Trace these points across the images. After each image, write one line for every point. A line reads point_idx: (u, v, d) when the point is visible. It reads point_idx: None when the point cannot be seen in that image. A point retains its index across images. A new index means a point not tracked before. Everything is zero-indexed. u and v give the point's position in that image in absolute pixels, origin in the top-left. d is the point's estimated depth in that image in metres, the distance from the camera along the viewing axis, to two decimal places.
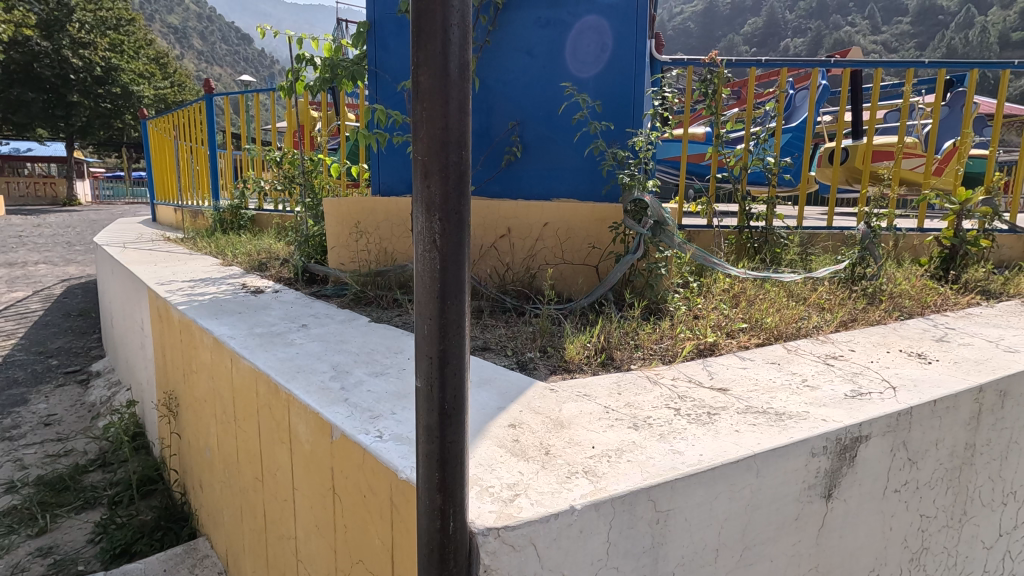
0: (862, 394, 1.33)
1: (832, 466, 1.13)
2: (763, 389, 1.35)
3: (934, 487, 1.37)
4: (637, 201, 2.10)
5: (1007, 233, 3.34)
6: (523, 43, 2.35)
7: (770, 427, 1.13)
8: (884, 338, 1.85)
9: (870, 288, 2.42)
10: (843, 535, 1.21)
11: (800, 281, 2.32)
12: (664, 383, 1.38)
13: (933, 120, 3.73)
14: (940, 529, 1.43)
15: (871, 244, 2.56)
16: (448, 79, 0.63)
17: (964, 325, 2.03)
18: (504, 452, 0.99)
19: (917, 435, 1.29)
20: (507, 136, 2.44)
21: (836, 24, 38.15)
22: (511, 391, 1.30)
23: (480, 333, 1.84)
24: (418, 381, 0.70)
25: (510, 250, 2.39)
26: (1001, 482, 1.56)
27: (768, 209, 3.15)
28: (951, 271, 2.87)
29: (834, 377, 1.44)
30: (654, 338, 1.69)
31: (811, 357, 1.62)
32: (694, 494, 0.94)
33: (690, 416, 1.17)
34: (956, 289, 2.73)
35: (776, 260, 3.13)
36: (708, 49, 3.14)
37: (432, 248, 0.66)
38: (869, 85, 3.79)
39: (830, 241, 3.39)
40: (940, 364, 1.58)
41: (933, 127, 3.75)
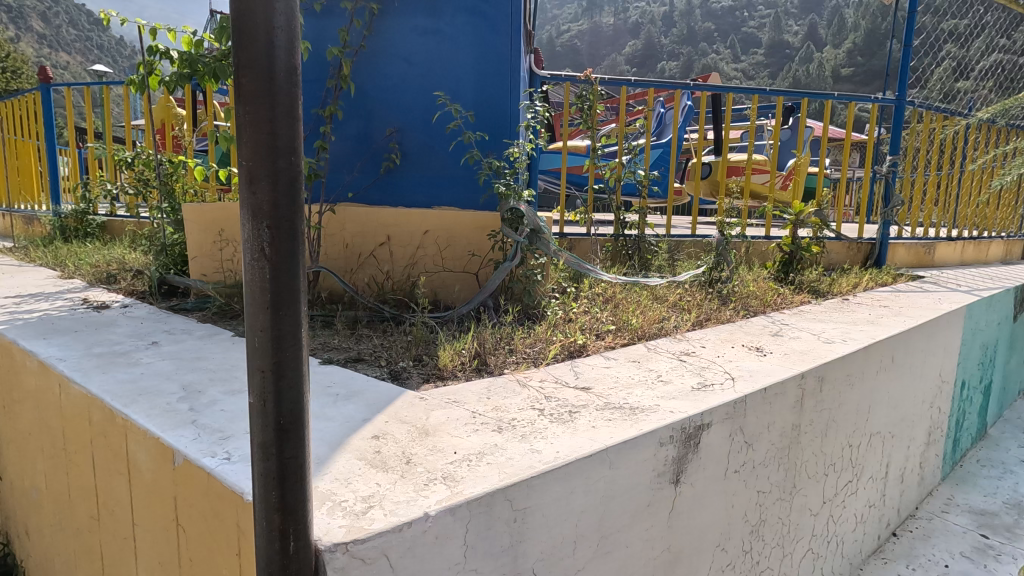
0: (706, 386, 1.47)
1: (678, 453, 1.24)
2: (622, 386, 1.45)
3: (768, 465, 1.54)
4: (513, 210, 2.17)
5: (834, 240, 3.88)
6: (400, 49, 2.33)
7: (624, 421, 1.21)
8: (731, 334, 2.06)
9: (723, 291, 2.69)
10: (692, 516, 1.32)
11: (664, 285, 2.54)
12: (532, 385, 1.43)
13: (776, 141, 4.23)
14: (775, 503, 1.62)
15: (723, 251, 2.84)
16: (274, 83, 0.61)
17: (795, 321, 2.32)
18: (364, 465, 0.98)
19: (752, 420, 1.45)
20: (385, 143, 2.40)
21: (703, 53, 42.17)
22: (379, 402, 1.28)
23: (354, 344, 1.79)
24: (251, 397, 0.66)
25: (389, 258, 2.35)
26: (823, 457, 1.81)
27: (640, 218, 3.40)
28: (790, 274, 3.26)
29: (685, 372, 1.58)
30: (527, 342, 1.75)
31: (668, 354, 1.76)
32: (551, 491, 0.98)
33: (552, 416, 1.22)
34: (792, 289, 3.12)
35: (647, 265, 3.38)
36: (583, 67, 3.33)
37: (261, 257, 0.63)
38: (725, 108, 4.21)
39: (693, 247, 3.71)
40: (773, 356, 1.79)
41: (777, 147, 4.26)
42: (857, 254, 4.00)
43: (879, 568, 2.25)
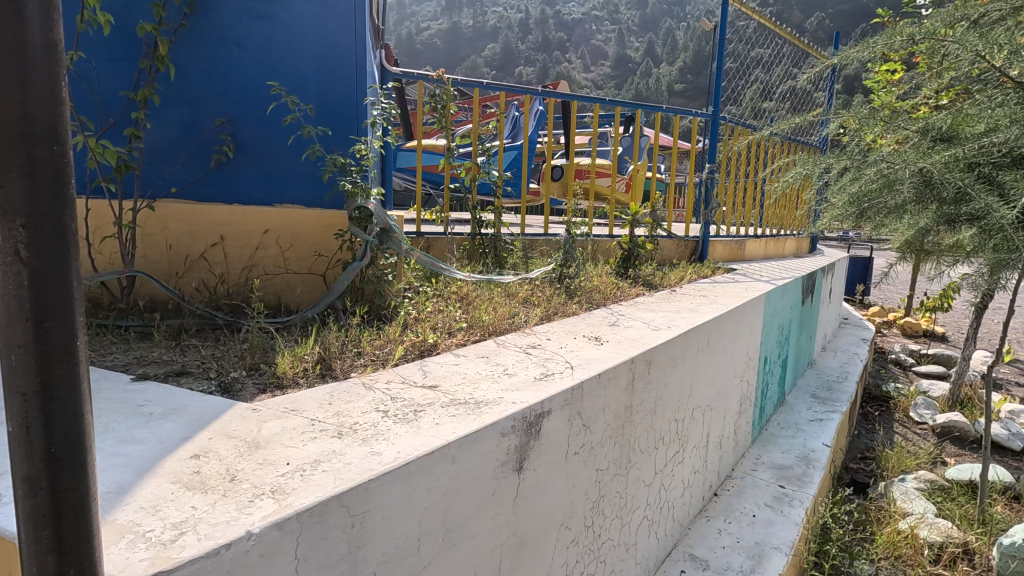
0: (547, 375, 1.56)
1: (521, 442, 1.30)
2: (469, 381, 1.48)
3: (604, 445, 1.68)
4: (361, 208, 2.13)
5: (666, 238, 4.34)
6: (230, 32, 2.13)
7: (468, 416, 1.24)
8: (574, 326, 2.21)
9: (569, 286, 2.88)
10: (536, 499, 1.39)
11: (515, 282, 2.64)
12: (378, 387, 1.40)
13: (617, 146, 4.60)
14: (612, 478, 1.77)
15: (570, 248, 3.03)
16: (25, 59, 0.52)
17: (630, 312, 2.56)
18: (178, 488, 0.89)
19: (589, 404, 1.57)
20: (215, 134, 2.18)
21: (556, 62, 44.54)
22: (202, 418, 1.16)
23: (179, 356, 1.61)
24: (10, 424, 0.57)
25: (223, 260, 2.15)
26: (653, 432, 2.02)
27: (495, 217, 3.49)
28: (629, 269, 3.58)
29: (529, 364, 1.66)
30: (376, 344, 1.71)
31: (515, 348, 1.84)
32: (391, 491, 0.97)
33: (396, 416, 1.21)
34: (630, 282, 3.43)
35: (501, 263, 3.50)
36: (435, 66, 3.34)
37: (14, 261, 0.54)
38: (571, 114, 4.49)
39: (545, 246, 3.91)
40: (608, 344, 1.96)
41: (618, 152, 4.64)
42: (685, 251, 4.51)
43: (703, 525, 2.58)
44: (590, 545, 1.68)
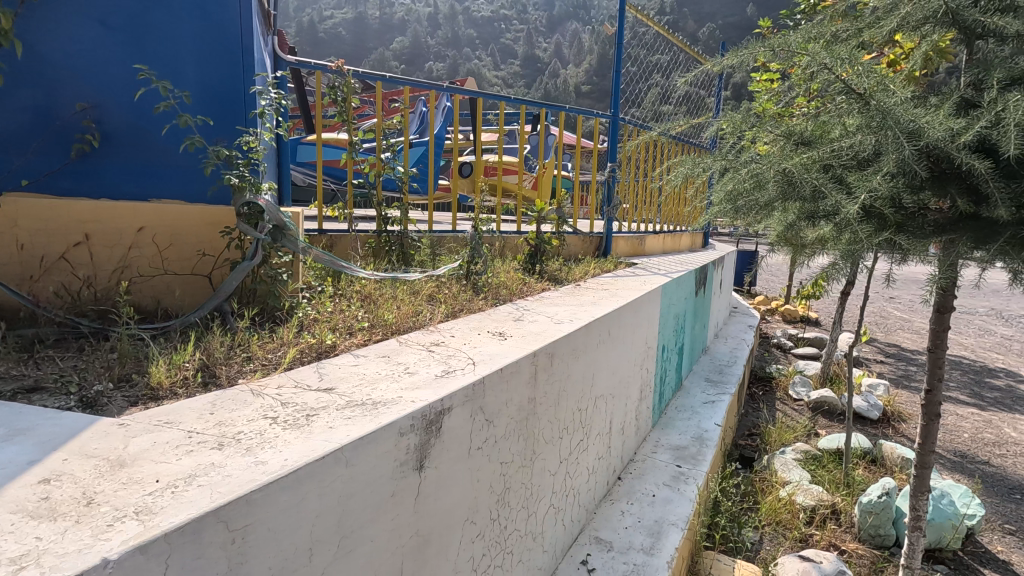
0: (449, 372, 1.56)
1: (420, 440, 1.29)
2: (367, 382, 1.44)
3: (508, 438, 1.71)
4: (251, 204, 1.96)
5: (572, 234, 4.48)
6: (93, 9, 1.91)
7: (364, 417, 1.21)
8: (479, 322, 2.22)
9: (475, 282, 2.89)
10: (439, 497, 1.39)
11: (420, 279, 2.61)
12: (268, 393, 1.32)
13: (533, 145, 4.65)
14: (517, 470, 1.80)
15: (477, 244, 3.01)
16: None
17: (535, 306, 2.61)
18: (20, 518, 0.79)
19: (491, 399, 1.58)
20: (75, 121, 1.95)
21: (465, 58, 44.42)
22: (56, 437, 1.04)
23: (33, 370, 1.43)
24: None
25: (88, 261, 1.93)
26: (557, 422, 2.08)
27: (402, 214, 3.40)
28: (536, 265, 3.63)
29: (431, 362, 1.65)
30: (269, 349, 1.63)
31: (418, 346, 1.82)
32: (276, 501, 0.92)
33: (286, 422, 1.16)
34: (536, 278, 3.50)
35: (408, 260, 3.43)
36: (334, 57, 3.20)
37: None
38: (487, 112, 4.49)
39: (453, 243, 3.89)
40: (512, 338, 1.99)
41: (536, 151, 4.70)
42: (590, 246, 4.68)
43: (608, 508, 2.70)
44: (496, 537, 1.70)
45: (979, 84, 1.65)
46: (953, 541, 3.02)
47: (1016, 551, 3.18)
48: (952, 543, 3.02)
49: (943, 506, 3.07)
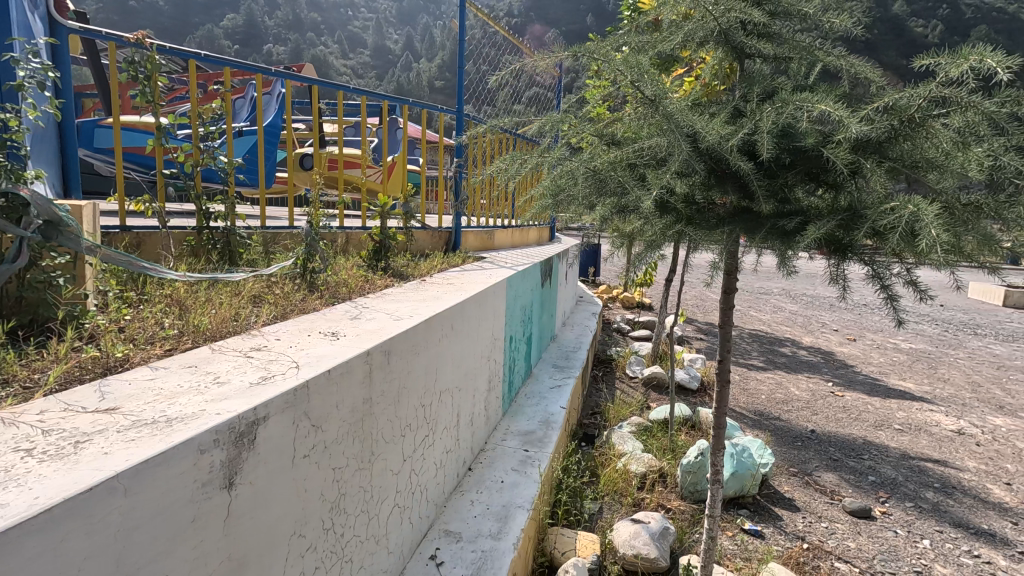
0: (266, 379, 1.44)
1: (229, 455, 1.17)
2: (163, 397, 1.27)
3: (341, 442, 1.64)
4: (8, 196, 1.61)
5: (420, 229, 4.44)
6: None
7: (153, 437, 1.06)
8: (311, 323, 2.09)
9: (309, 281, 2.73)
10: (256, 515, 1.28)
11: (244, 280, 2.39)
12: (26, 421, 1.11)
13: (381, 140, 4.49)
14: (353, 474, 1.73)
15: (314, 241, 2.81)
16: None
17: (375, 304, 2.53)
18: None
19: (317, 403, 1.50)
20: None
21: (309, 43, 41.71)
22: None
23: None
24: None
25: None
26: (398, 420, 2.04)
27: (227, 208, 3.07)
28: (380, 261, 3.51)
29: (247, 369, 1.51)
30: (35, 369, 1.37)
31: (235, 353, 1.65)
32: (20, 549, 0.78)
33: (46, 453, 0.98)
34: (380, 274, 3.39)
35: (235, 259, 3.10)
36: (131, 27, 2.79)
37: None
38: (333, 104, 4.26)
39: (289, 239, 3.62)
40: (344, 338, 1.90)
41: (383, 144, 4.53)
42: (439, 241, 4.67)
43: (458, 500, 2.72)
44: (331, 547, 1.62)
45: (746, 96, 1.93)
46: (751, 488, 3.54)
47: (797, 489, 3.83)
48: (751, 489, 3.55)
49: (743, 459, 3.59)
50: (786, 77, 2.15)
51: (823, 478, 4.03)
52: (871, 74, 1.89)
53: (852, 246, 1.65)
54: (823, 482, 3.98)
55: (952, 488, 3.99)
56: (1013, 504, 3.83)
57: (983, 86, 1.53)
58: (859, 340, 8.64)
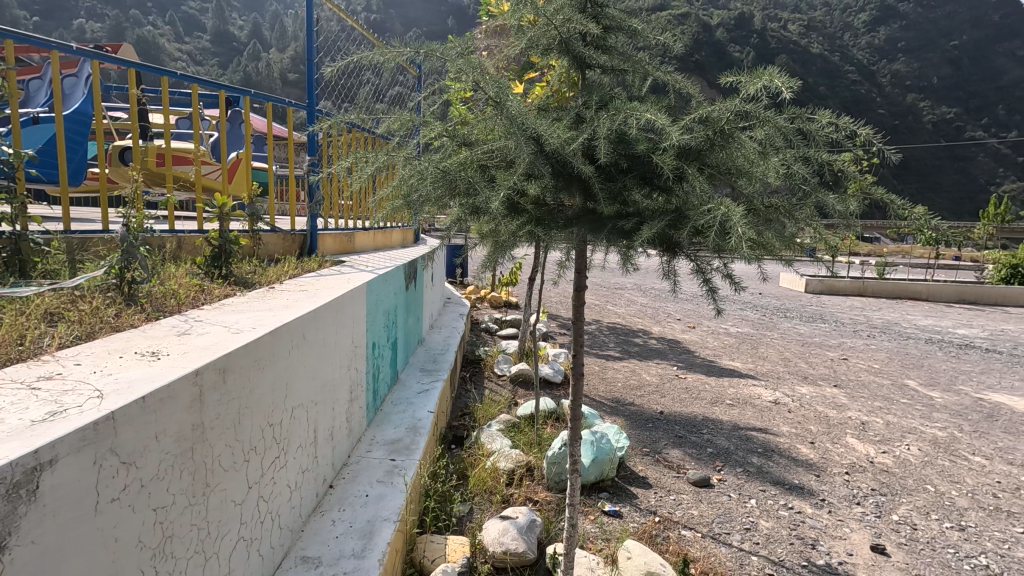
0: (57, 414, 1.20)
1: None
2: None
3: (163, 477, 1.43)
4: None
5: (269, 232, 4.09)
6: None
7: None
8: (125, 343, 1.80)
9: (128, 293, 2.36)
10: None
11: (36, 295, 1.99)
12: None
13: (220, 133, 4.04)
14: (182, 512, 1.52)
15: (132, 247, 2.42)
16: None
17: (211, 316, 2.26)
18: None
19: (127, 437, 1.28)
20: None
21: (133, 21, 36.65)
22: None
23: None
24: None
25: None
26: (239, 444, 1.83)
27: (14, 209, 2.53)
28: (220, 268, 3.15)
29: (31, 404, 1.25)
30: None
31: (15, 385, 1.36)
32: None
33: None
34: (220, 283, 3.04)
35: (27, 270, 2.57)
36: None
37: None
38: (158, 91, 3.74)
39: (103, 245, 3.12)
40: (168, 358, 1.66)
41: (222, 138, 4.08)
42: (292, 245, 4.33)
43: (317, 522, 2.53)
44: None
45: (586, 103, 2.04)
46: (610, 471, 3.77)
47: (649, 467, 4.18)
48: (610, 473, 3.78)
49: (602, 445, 3.81)
50: (625, 87, 2.30)
51: (671, 454, 4.44)
52: (693, 88, 2.09)
53: (681, 245, 1.82)
54: (670, 458, 4.38)
55: (771, 451, 4.62)
56: (816, 458, 4.55)
57: (774, 103, 1.79)
58: (697, 327, 9.69)
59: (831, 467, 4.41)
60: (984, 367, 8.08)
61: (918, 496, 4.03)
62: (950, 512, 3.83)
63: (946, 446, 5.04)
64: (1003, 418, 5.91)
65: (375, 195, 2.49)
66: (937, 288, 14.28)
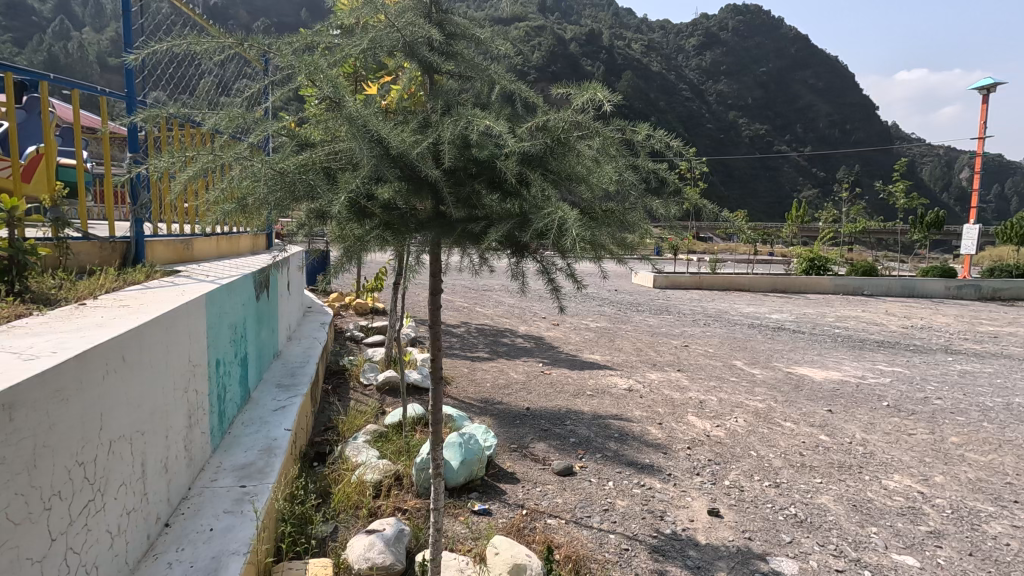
0: None
1: None
2: None
3: None
4: None
5: (81, 240, 3.54)
6: None
7: None
8: None
9: None
10: None
11: None
12: None
13: (9, 124, 3.40)
14: None
15: None
16: None
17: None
18: None
19: None
20: None
21: None
22: None
23: None
24: None
25: None
26: (33, 493, 1.55)
27: None
28: (11, 285, 2.65)
29: None
30: None
31: None
32: None
33: None
34: (10, 302, 2.56)
35: None
36: None
37: None
38: None
39: None
40: None
41: (12, 129, 3.43)
42: (111, 254, 3.78)
43: (149, 566, 2.24)
44: None
45: (432, 108, 2.05)
46: (479, 471, 3.82)
47: (517, 463, 4.31)
48: (479, 472, 3.83)
49: (470, 446, 3.85)
50: (474, 95, 2.36)
51: (537, 448, 4.62)
52: (536, 98, 2.19)
53: (528, 247, 1.91)
54: (536, 451, 4.56)
55: (626, 435, 5.01)
56: (663, 438, 5.03)
57: (602, 115, 1.95)
58: (560, 325, 10.21)
59: (676, 444, 4.90)
60: (792, 345, 9.55)
61: (745, 461, 4.64)
62: (768, 472, 4.46)
63: (765, 415, 5.87)
64: (805, 387, 7.03)
65: (209, 198, 2.29)
66: (755, 280, 16.46)
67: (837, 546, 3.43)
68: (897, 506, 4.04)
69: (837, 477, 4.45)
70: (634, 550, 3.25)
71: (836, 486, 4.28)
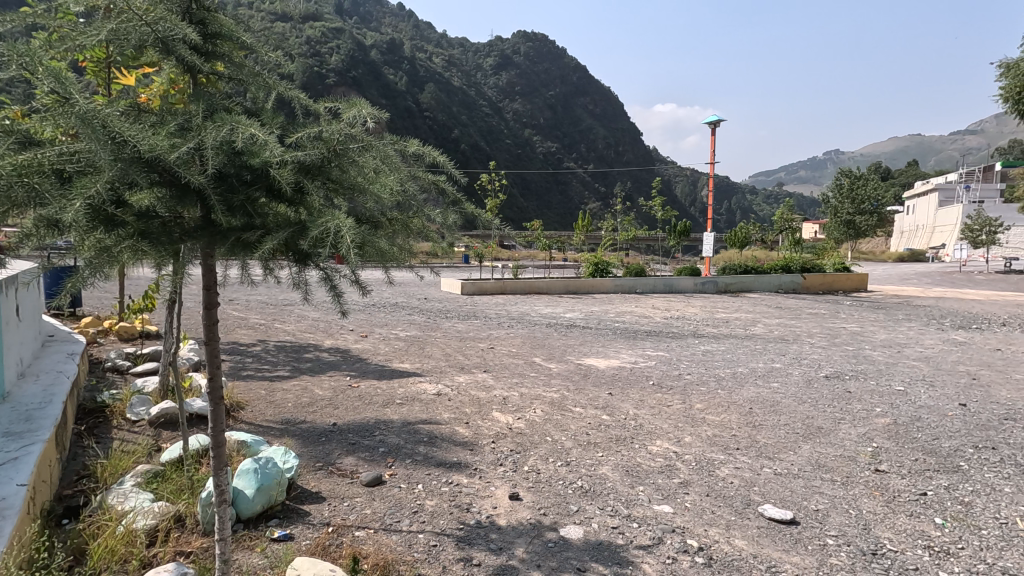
0: None
1: None
2: None
3: None
4: None
5: None
6: None
7: None
8: None
9: None
10: None
11: None
12: None
13: None
14: None
15: None
16: None
17: None
18: None
19: None
20: None
21: None
22: None
23: None
24: None
25: None
26: None
27: None
28: None
29: None
30: None
31: None
32: None
33: None
34: None
35: None
36: None
37: None
38: None
39: None
40: None
41: None
42: None
43: None
44: None
45: (194, 111, 1.94)
46: (278, 496, 3.59)
47: (322, 481, 4.14)
48: (278, 497, 3.60)
49: (267, 470, 3.61)
50: (248, 100, 2.28)
51: (344, 463, 4.50)
52: (313, 107, 2.22)
53: (310, 254, 1.93)
54: (343, 466, 4.43)
55: (434, 438, 5.16)
56: (470, 436, 5.28)
57: (377, 130, 2.05)
58: (369, 336, 9.99)
59: (481, 440, 5.19)
60: (580, 339, 10.79)
61: (541, 447, 5.13)
62: (560, 453, 5.00)
63: (558, 404, 6.54)
64: (591, 376, 8.01)
65: None
66: (550, 283, 18.14)
67: (613, 507, 4.01)
68: (658, 465, 4.87)
69: (615, 449, 5.19)
70: (442, 544, 3.39)
71: (613, 456, 5.00)
